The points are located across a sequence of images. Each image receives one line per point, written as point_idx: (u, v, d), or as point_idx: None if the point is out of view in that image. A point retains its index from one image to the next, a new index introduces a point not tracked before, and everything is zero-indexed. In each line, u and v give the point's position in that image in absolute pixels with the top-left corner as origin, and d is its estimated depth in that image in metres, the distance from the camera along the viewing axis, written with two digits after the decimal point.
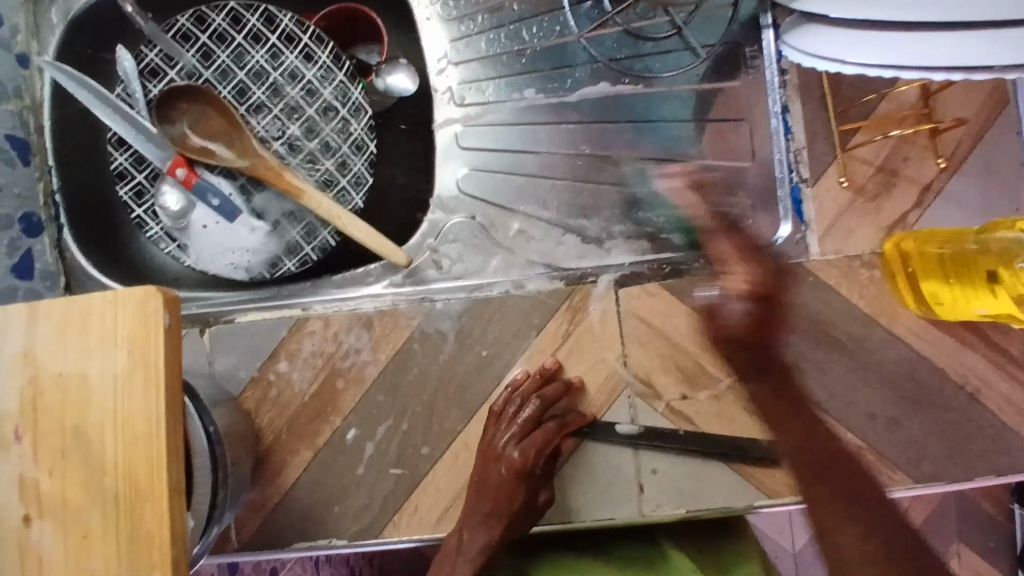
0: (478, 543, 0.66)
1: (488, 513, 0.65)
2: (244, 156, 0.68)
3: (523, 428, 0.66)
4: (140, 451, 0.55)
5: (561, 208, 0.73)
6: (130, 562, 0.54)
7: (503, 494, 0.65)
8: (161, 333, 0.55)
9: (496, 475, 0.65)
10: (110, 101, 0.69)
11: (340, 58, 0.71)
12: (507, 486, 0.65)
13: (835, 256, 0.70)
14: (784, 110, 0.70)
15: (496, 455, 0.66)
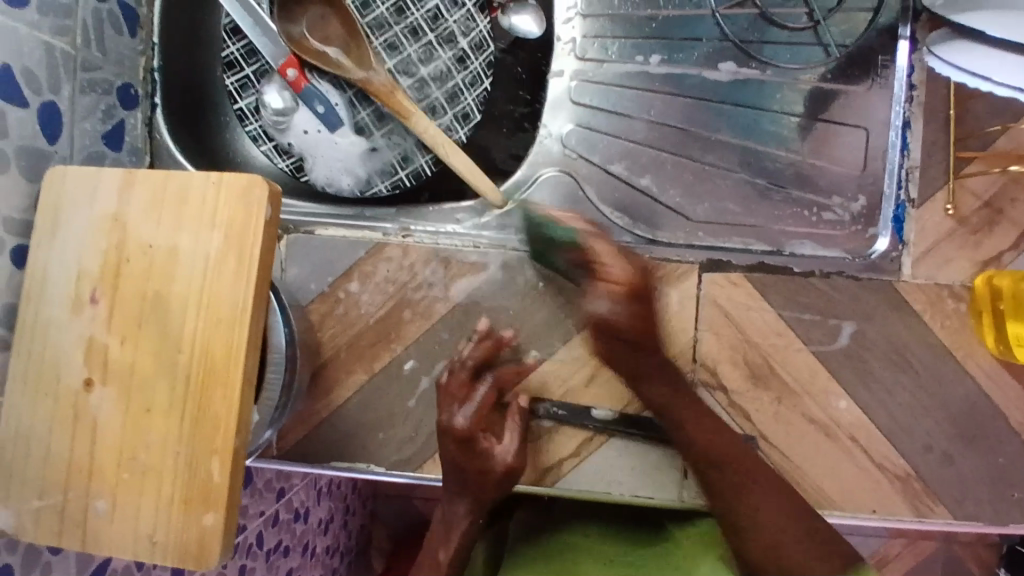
0: (461, 514, 0.67)
1: (456, 483, 0.66)
2: (363, 66, 0.66)
3: (452, 397, 0.66)
4: (221, 336, 0.54)
5: (661, 181, 0.71)
6: (191, 441, 0.54)
7: (462, 468, 0.65)
8: (260, 223, 0.55)
9: (449, 448, 0.65)
10: None
11: None
12: (462, 457, 0.65)
13: (925, 281, 0.69)
14: (905, 126, 0.69)
15: (442, 425, 0.65)
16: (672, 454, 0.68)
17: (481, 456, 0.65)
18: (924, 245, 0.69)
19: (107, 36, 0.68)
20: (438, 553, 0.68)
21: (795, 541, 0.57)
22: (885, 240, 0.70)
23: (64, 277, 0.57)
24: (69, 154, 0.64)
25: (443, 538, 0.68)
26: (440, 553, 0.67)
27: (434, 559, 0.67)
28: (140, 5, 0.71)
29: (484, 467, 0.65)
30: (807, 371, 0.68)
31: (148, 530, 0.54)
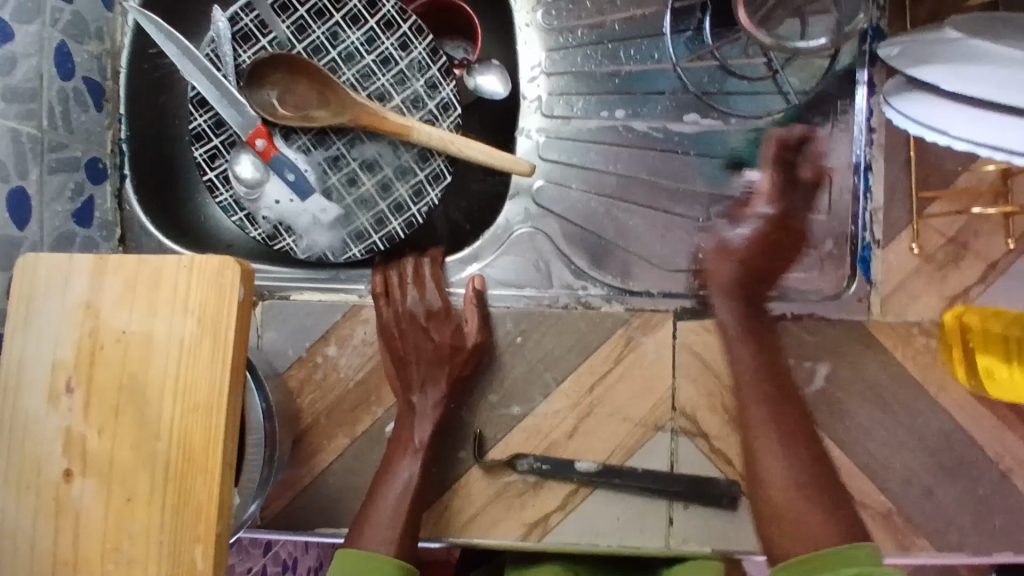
0: (433, 395, 0.66)
1: (425, 369, 0.67)
2: (342, 113, 0.67)
3: (413, 291, 0.69)
4: (198, 421, 0.54)
5: (635, 235, 0.71)
6: (174, 526, 0.54)
7: (433, 346, 0.67)
8: (234, 306, 0.55)
9: (415, 335, 0.68)
10: (202, 62, 0.68)
11: (436, 51, 0.71)
12: (426, 344, 0.68)
13: (895, 319, 0.70)
14: (867, 169, 0.70)
15: (407, 317, 0.68)
16: (659, 502, 0.68)
17: (451, 326, 0.68)
18: (892, 284, 0.70)
19: (73, 114, 0.67)
20: (413, 432, 0.65)
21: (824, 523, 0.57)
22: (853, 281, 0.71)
23: (38, 368, 0.57)
24: (39, 238, 0.63)
25: (416, 418, 0.65)
26: (421, 429, 0.65)
27: (409, 437, 0.65)
28: (106, 79, 0.72)
29: (456, 327, 0.68)
30: None
31: None
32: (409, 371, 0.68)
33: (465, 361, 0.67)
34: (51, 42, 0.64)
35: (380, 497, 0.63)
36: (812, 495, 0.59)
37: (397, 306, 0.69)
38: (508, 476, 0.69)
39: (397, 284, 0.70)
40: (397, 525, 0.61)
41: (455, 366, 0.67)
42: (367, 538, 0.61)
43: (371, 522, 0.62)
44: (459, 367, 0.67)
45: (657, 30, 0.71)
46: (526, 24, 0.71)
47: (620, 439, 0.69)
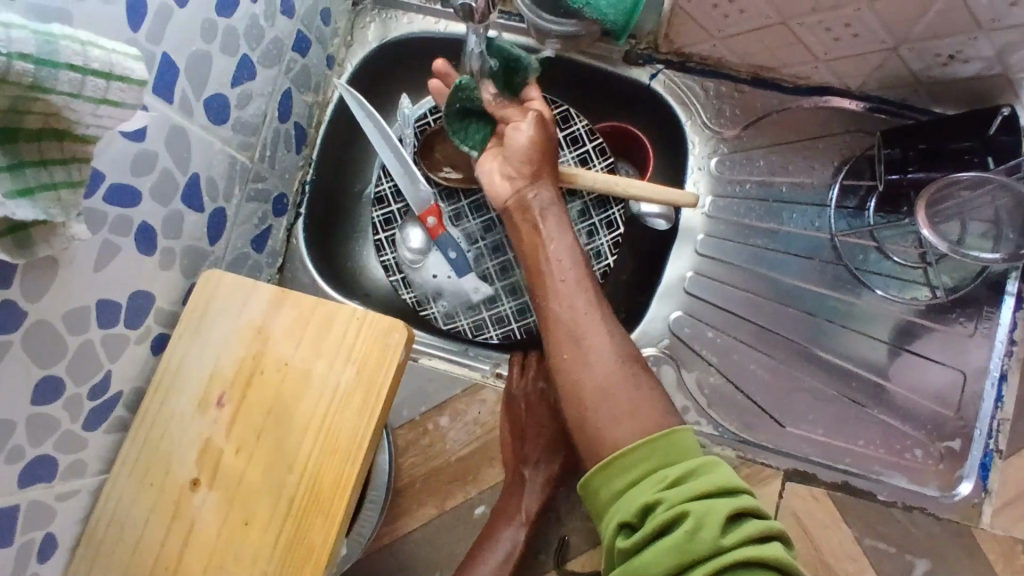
0: (546, 472, 0.70)
1: (543, 448, 0.71)
2: None
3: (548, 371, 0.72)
4: (333, 466, 0.57)
5: (760, 387, 0.73)
6: (280, 562, 0.55)
7: (556, 427, 0.72)
8: (394, 365, 0.58)
9: (540, 416, 0.71)
10: (392, 141, 0.72)
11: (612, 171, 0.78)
12: (548, 425, 0.72)
13: (1001, 532, 0.69)
14: (1001, 378, 0.71)
15: (538, 393, 0.72)
16: None
17: None
18: (1007, 496, 0.70)
19: (278, 152, 0.74)
20: (520, 504, 0.68)
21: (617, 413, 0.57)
22: (969, 483, 0.70)
23: (197, 375, 0.61)
24: (222, 256, 0.69)
25: (518, 496, 0.68)
26: (527, 504, 0.68)
27: (514, 508, 0.68)
28: (310, 126, 0.78)
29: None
30: None
31: None
32: (527, 445, 0.71)
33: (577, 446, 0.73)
34: (281, 87, 0.71)
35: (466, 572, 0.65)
36: (635, 370, 0.60)
37: (530, 381, 0.72)
38: None
39: (535, 363, 0.72)
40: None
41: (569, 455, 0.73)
42: None
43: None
44: (571, 455, 0.72)
45: (822, 201, 0.75)
46: (698, 167, 0.76)
47: None
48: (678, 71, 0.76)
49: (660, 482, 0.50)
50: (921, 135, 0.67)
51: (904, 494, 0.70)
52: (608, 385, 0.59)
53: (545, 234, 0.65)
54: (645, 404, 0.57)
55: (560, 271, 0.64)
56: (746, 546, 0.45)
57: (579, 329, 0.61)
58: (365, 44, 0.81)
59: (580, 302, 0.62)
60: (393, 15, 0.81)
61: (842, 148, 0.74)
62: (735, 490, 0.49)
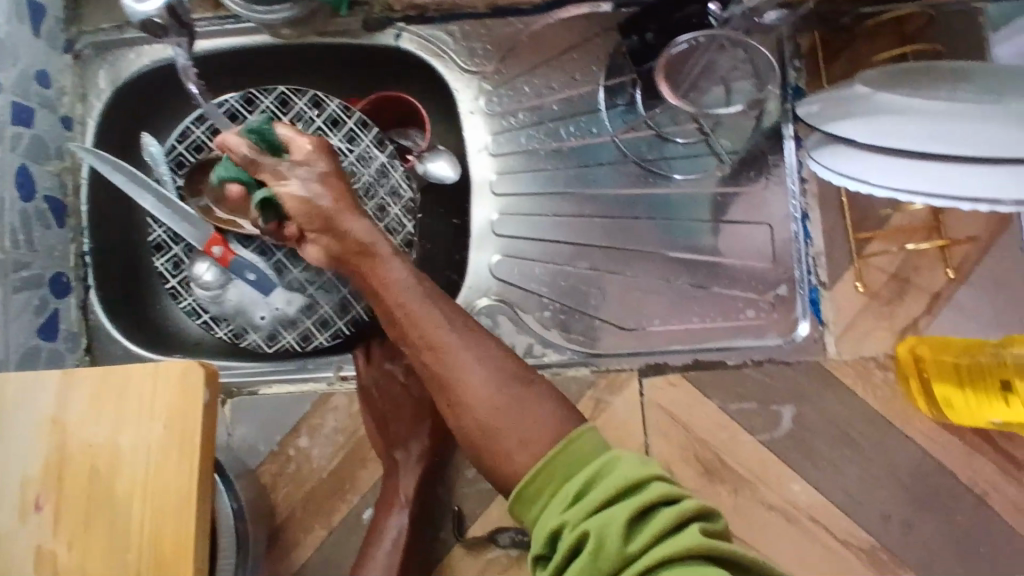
0: (416, 450, 0.68)
1: (407, 426, 0.70)
2: None
3: (391, 351, 0.73)
4: (169, 526, 0.54)
5: (589, 300, 0.75)
6: None
7: (414, 401, 0.71)
8: (200, 410, 0.56)
9: (396, 394, 0.71)
10: (144, 182, 0.69)
11: (382, 142, 0.74)
12: (407, 403, 0.71)
13: (850, 356, 0.72)
14: (804, 217, 0.74)
15: (387, 375, 0.72)
16: None
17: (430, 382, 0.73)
18: (843, 322, 0.73)
19: (35, 232, 0.69)
20: (401, 492, 0.66)
21: (510, 427, 0.55)
22: (806, 323, 0.73)
23: (3, 488, 0.57)
24: (6, 357, 0.64)
25: (403, 484, 0.66)
26: (403, 487, 0.66)
27: (393, 495, 0.66)
28: (67, 195, 0.74)
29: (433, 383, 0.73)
30: (758, 461, 0.71)
31: None
32: (391, 429, 0.69)
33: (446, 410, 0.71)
34: (12, 164, 0.66)
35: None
36: (517, 383, 0.57)
37: (379, 367, 0.72)
38: (492, 552, 0.69)
39: (378, 349, 0.73)
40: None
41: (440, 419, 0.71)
42: None
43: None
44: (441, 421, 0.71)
45: (593, 107, 0.76)
46: (471, 111, 0.76)
47: None
48: (419, 24, 0.75)
49: (565, 499, 0.48)
50: (651, 18, 0.70)
51: (752, 350, 0.73)
52: (488, 406, 0.56)
53: (380, 261, 0.62)
54: (535, 416, 0.55)
55: (405, 294, 0.61)
56: (658, 549, 0.44)
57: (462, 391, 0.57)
58: (100, 93, 0.77)
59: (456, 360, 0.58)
60: (118, 54, 0.77)
61: (594, 52, 0.75)
62: (643, 483, 0.47)
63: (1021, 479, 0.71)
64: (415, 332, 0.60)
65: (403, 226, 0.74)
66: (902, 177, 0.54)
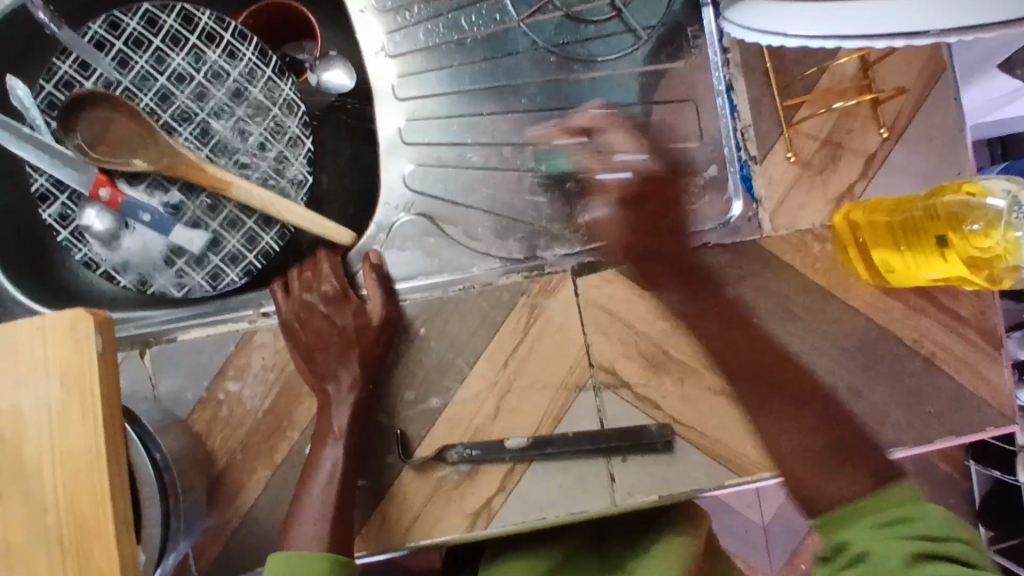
0: (347, 379, 0.65)
1: (334, 356, 0.66)
2: (158, 161, 0.66)
3: (309, 280, 0.70)
4: (82, 485, 0.51)
5: (513, 201, 0.73)
6: None
7: (338, 330, 0.67)
8: (95, 360, 0.51)
9: (317, 324, 0.68)
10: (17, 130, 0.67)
11: (266, 53, 0.71)
12: (331, 333, 0.67)
13: (787, 231, 0.70)
14: (728, 89, 0.72)
15: (306, 305, 0.68)
16: (598, 461, 0.67)
17: (352, 307, 0.68)
18: (777, 197, 0.70)
19: None
20: (332, 426, 0.64)
21: (819, 475, 0.58)
22: (738, 202, 0.72)
23: None
24: None
25: (332, 418, 0.64)
26: (333, 418, 0.64)
27: (328, 427, 0.64)
28: None
29: (355, 307, 0.68)
30: (703, 347, 0.69)
31: None
32: (320, 359, 0.66)
33: (370, 335, 0.67)
34: None
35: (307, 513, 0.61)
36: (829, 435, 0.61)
37: (299, 299, 0.69)
38: (441, 470, 0.67)
39: (296, 279, 0.70)
40: (322, 527, 0.60)
41: (365, 344, 0.67)
42: (296, 542, 0.59)
43: (307, 529, 0.60)
44: (368, 346, 0.67)
45: None
46: (361, 9, 0.75)
47: (547, 406, 0.68)
48: None
49: (875, 523, 0.53)
50: None
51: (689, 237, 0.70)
52: (813, 472, 0.58)
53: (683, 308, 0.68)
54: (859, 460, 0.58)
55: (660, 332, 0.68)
56: None
57: (777, 412, 0.63)
58: None
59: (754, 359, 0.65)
60: None
61: None
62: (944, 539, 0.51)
63: (965, 333, 0.71)
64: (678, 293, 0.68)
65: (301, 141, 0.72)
66: (817, 29, 0.49)
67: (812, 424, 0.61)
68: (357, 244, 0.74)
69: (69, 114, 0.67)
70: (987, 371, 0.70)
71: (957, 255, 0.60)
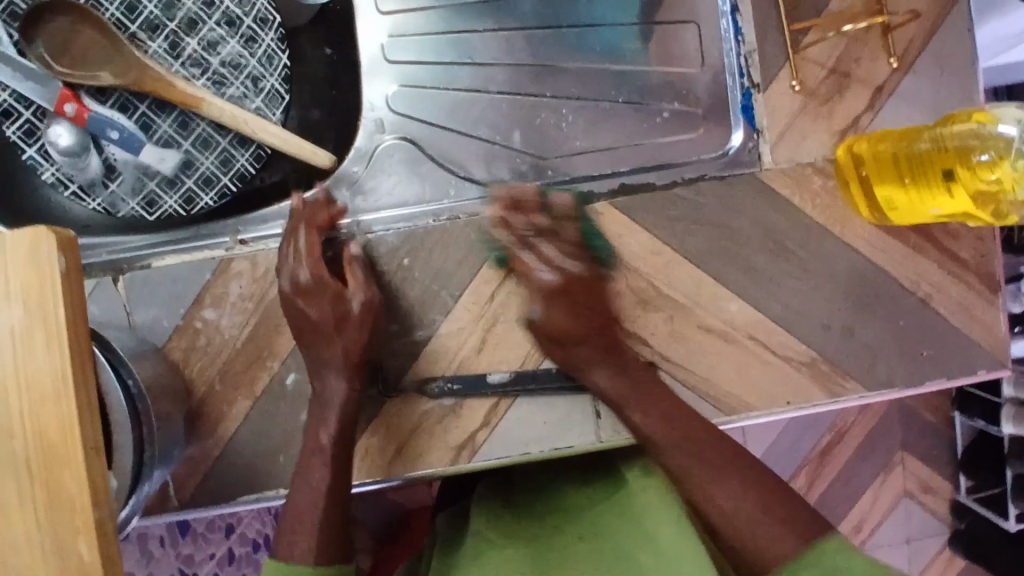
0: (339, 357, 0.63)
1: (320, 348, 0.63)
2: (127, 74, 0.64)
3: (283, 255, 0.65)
4: (48, 413, 0.48)
5: (505, 125, 0.70)
6: (51, 531, 0.49)
7: (318, 324, 0.63)
8: (59, 282, 0.48)
9: (296, 318, 0.63)
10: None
11: None
12: (311, 329, 0.63)
13: (787, 164, 0.67)
14: (734, 11, 0.68)
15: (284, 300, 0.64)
16: (582, 397, 0.66)
17: (330, 292, 0.64)
18: (779, 127, 0.67)
19: None
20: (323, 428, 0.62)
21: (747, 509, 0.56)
22: (738, 132, 0.69)
23: None
24: None
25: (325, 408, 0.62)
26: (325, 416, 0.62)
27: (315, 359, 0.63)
28: None
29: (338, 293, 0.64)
30: (694, 283, 0.67)
31: None
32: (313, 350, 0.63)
33: (349, 321, 0.63)
34: None
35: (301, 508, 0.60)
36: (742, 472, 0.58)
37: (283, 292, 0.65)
38: (424, 404, 0.66)
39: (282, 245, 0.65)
40: None
41: (347, 335, 0.63)
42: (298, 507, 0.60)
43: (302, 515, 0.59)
44: (349, 339, 0.63)
45: None
46: None
47: (534, 340, 0.67)
48: None
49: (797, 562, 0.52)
50: None
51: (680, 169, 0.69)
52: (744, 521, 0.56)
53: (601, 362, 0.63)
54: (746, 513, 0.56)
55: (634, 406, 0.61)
56: None
57: (702, 449, 0.59)
58: None
59: (720, 441, 0.60)
60: None
61: None
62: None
63: (963, 274, 0.69)
64: (601, 370, 0.62)
65: (274, 58, 0.73)
66: None
67: (735, 476, 0.58)
68: (335, 170, 0.70)
69: (30, 26, 0.63)
70: (982, 314, 0.69)
71: (964, 189, 0.57)
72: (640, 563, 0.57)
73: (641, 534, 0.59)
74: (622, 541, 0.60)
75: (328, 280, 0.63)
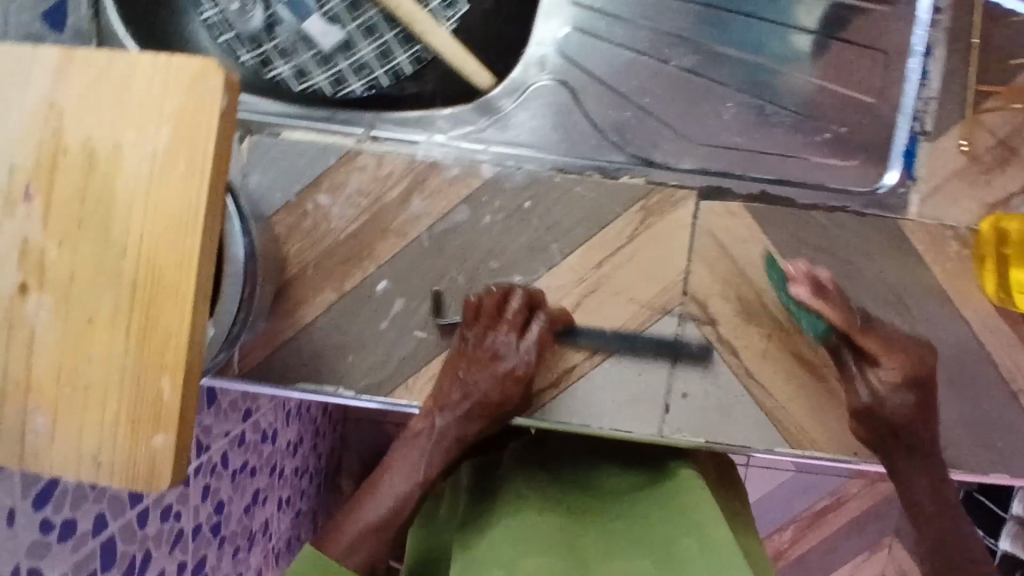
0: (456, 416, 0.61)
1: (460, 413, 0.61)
2: None
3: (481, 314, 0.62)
4: (171, 245, 0.40)
5: (670, 100, 0.66)
6: (135, 369, 0.40)
7: (470, 402, 0.61)
8: (214, 116, 0.39)
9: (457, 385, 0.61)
10: None
11: None
12: (459, 395, 0.61)
13: (930, 220, 0.66)
14: (926, 53, 0.66)
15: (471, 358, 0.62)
16: (658, 386, 0.65)
17: (489, 373, 0.61)
18: (932, 183, 0.66)
19: None
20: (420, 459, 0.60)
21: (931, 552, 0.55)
22: (894, 173, 0.66)
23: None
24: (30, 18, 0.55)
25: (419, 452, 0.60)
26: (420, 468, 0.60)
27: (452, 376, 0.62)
28: None
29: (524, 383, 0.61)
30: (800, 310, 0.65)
31: (93, 453, 0.41)
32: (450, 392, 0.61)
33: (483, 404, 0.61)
34: None
35: (363, 513, 0.57)
36: (945, 505, 0.57)
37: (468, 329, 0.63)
38: None
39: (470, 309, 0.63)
40: None
41: (494, 396, 0.61)
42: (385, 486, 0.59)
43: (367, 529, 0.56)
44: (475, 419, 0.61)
45: None
46: None
47: (628, 318, 0.66)
48: None
49: None
50: None
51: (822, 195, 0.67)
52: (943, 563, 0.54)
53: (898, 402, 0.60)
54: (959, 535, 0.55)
55: (935, 483, 0.58)
56: None
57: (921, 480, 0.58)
58: None
59: (904, 460, 0.59)
60: None
61: None
62: None
63: None
64: (896, 394, 0.59)
65: None
66: None
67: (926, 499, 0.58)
68: (486, 95, 0.67)
69: None
70: None
71: None
72: (684, 545, 0.50)
73: (693, 529, 0.52)
74: (668, 527, 0.52)
75: (496, 366, 0.61)
